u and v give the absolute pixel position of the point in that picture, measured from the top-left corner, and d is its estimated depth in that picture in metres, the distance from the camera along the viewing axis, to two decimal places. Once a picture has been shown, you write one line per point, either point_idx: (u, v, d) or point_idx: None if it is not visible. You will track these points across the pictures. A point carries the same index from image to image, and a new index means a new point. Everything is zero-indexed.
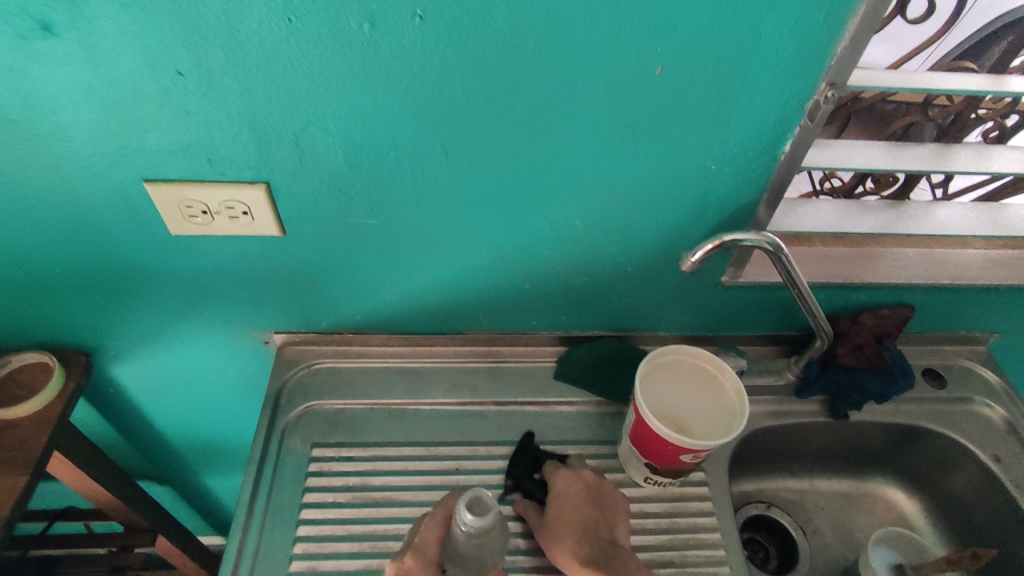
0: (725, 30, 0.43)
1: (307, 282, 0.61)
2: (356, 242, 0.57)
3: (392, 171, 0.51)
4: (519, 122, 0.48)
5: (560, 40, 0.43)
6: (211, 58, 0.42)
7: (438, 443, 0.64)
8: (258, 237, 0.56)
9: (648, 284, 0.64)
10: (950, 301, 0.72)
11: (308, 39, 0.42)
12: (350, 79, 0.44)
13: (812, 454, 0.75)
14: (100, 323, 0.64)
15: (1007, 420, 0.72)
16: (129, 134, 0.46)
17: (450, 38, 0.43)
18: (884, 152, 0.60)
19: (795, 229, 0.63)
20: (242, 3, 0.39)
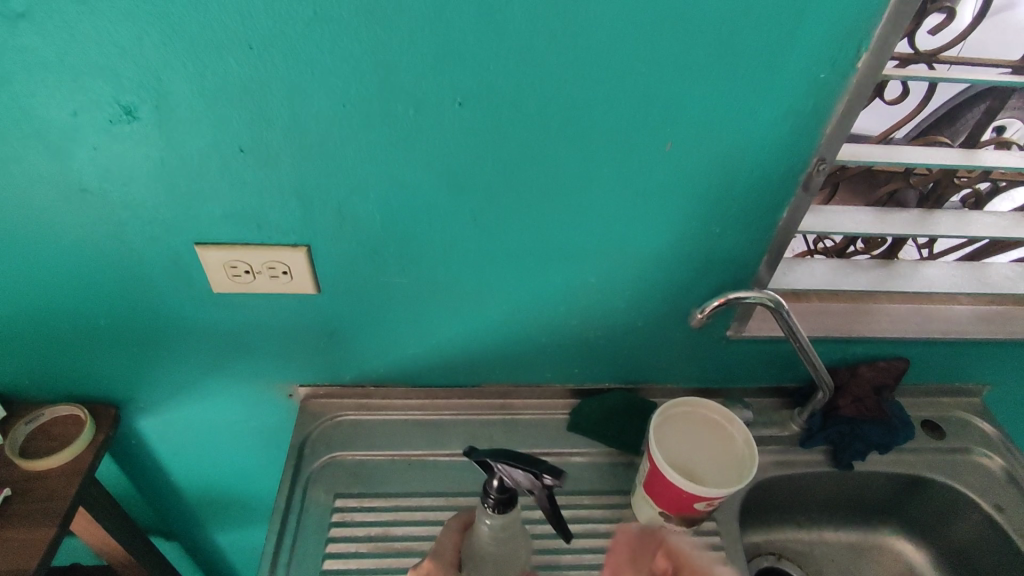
0: (725, 114, 0.49)
1: (335, 337, 0.64)
2: (386, 299, 0.61)
3: (424, 236, 0.55)
4: (541, 192, 0.53)
5: (581, 121, 0.49)
6: (271, 138, 0.48)
7: (456, 494, 0.66)
8: (294, 295, 0.59)
9: (658, 339, 0.67)
10: (943, 355, 0.75)
11: (358, 122, 0.47)
12: (392, 154, 0.49)
13: (818, 506, 0.77)
14: (134, 376, 0.67)
15: (1006, 470, 0.74)
16: (190, 203, 0.51)
17: (484, 121, 0.48)
18: (873, 217, 0.65)
19: (793, 286, 0.68)
20: (306, 93, 0.46)
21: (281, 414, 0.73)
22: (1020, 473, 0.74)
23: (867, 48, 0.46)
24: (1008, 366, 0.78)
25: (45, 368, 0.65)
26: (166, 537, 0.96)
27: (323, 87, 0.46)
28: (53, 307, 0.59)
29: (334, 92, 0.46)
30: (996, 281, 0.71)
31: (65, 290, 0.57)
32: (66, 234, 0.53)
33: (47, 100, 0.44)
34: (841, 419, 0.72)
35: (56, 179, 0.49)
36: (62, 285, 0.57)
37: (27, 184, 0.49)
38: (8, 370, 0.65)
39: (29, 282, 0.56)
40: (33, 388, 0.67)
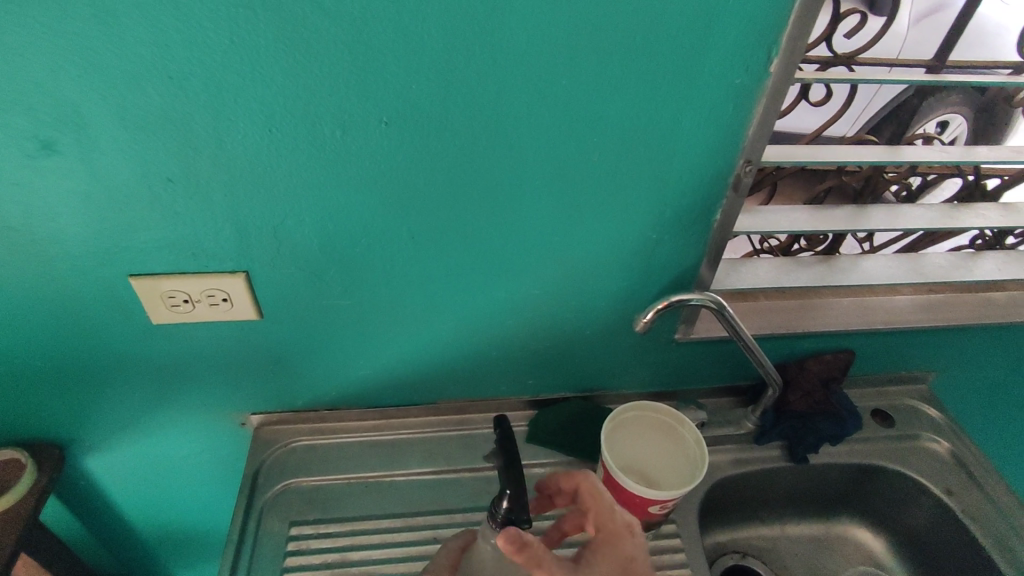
0: (648, 122, 0.50)
1: (282, 363, 0.63)
2: (330, 321, 0.60)
3: (362, 255, 0.55)
4: (476, 207, 0.54)
5: (508, 134, 0.49)
6: (198, 164, 0.47)
7: (414, 514, 0.65)
8: (237, 322, 0.59)
9: (609, 345, 0.68)
10: (887, 344, 0.78)
11: (287, 145, 0.47)
12: (323, 176, 0.49)
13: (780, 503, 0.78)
14: (76, 414, 0.65)
15: (954, 453, 0.77)
16: (120, 235, 0.50)
17: (411, 139, 0.48)
18: (809, 215, 0.67)
19: (738, 285, 0.69)
20: (230, 119, 0.45)
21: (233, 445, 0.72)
22: (967, 455, 0.76)
23: (777, 54, 0.48)
24: (950, 351, 0.81)
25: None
26: None
27: (253, 112, 0.46)
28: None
29: (257, 116, 0.46)
30: (931, 271, 0.74)
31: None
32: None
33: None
34: (793, 414, 0.74)
35: None
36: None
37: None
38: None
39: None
40: None
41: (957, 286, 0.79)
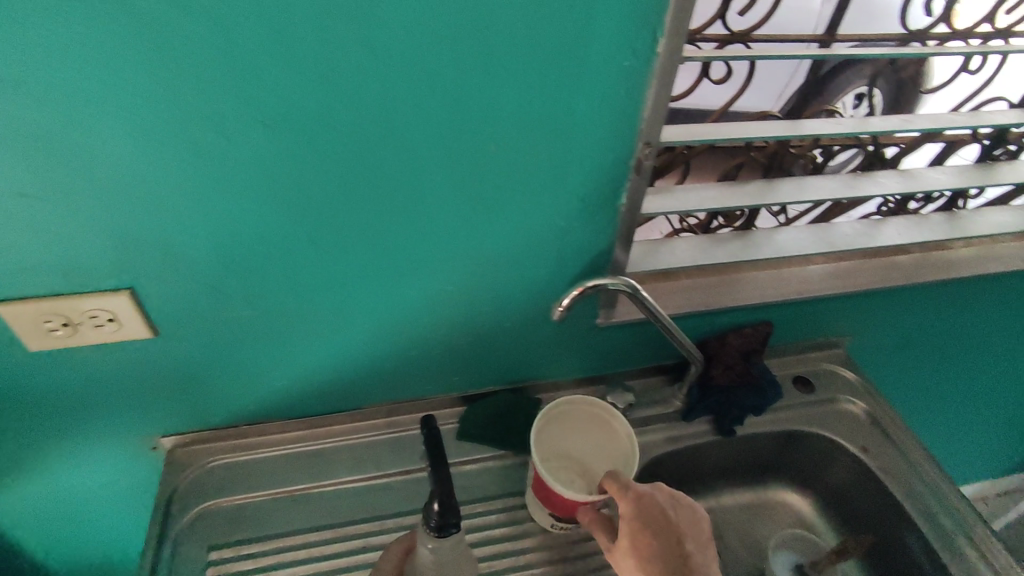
0: (528, 104, 0.60)
1: (203, 347, 0.72)
2: (237, 329, 0.72)
3: (252, 260, 0.66)
4: (353, 202, 0.64)
5: (391, 123, 0.59)
6: (91, 167, 0.56)
7: (342, 524, 0.78)
8: (134, 341, 0.69)
9: (534, 331, 0.82)
10: (775, 314, 0.92)
11: (175, 154, 0.57)
12: (207, 177, 0.59)
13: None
14: (6, 408, 0.72)
15: (869, 412, 0.96)
16: (6, 248, 0.59)
17: (289, 139, 0.58)
18: (708, 194, 0.76)
19: (666, 262, 0.81)
20: (133, 113, 0.53)
21: (192, 471, 0.80)
22: (882, 415, 0.96)
23: (663, 32, 0.57)
24: (860, 315, 1.00)
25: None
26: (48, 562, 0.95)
27: (219, 143, 0.57)
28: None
29: (139, 124, 0.54)
30: (838, 240, 0.89)
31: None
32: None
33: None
34: (718, 389, 0.89)
35: None
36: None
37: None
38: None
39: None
40: None
41: (869, 255, 0.96)
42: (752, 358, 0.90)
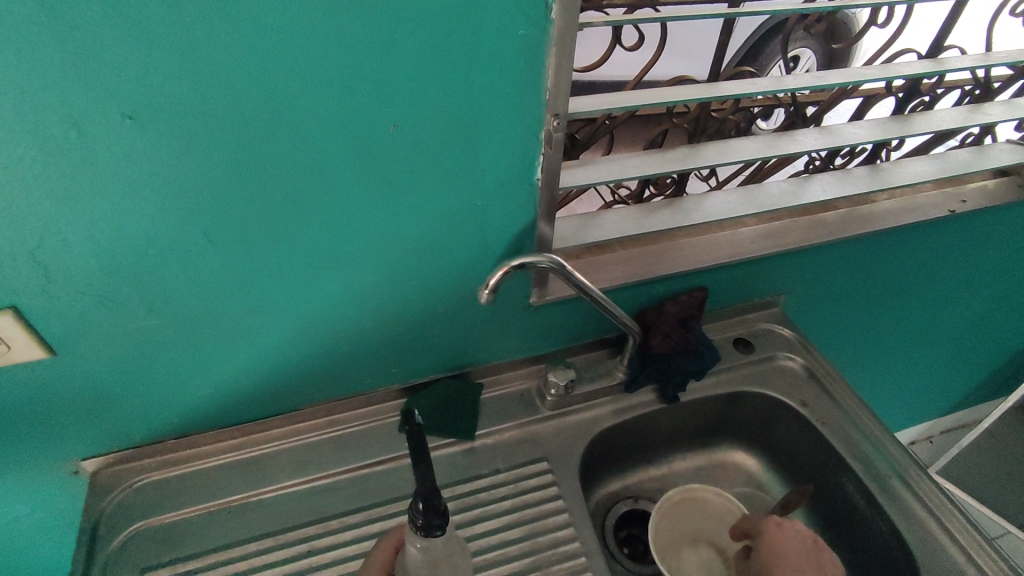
0: (529, 78, 0.59)
1: (326, 313, 0.72)
2: (334, 298, 0.71)
3: (401, 218, 0.66)
4: (425, 166, 0.63)
5: (514, 80, 0.59)
6: (213, 137, 0.54)
7: (515, 469, 0.82)
8: (209, 319, 0.67)
9: (673, 276, 0.89)
10: (875, 244, 1.00)
11: (360, 109, 0.56)
12: (382, 131, 0.58)
13: (822, 447, 0.89)
14: (164, 382, 0.71)
15: (805, 368, 0.96)
16: (77, 226, 0.55)
17: (440, 95, 0.58)
18: (817, 137, 0.89)
19: (811, 196, 0.93)
20: (287, 78, 0.52)
21: (350, 429, 0.84)
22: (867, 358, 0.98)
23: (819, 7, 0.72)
24: (957, 242, 1.06)
25: (152, 347, 0.67)
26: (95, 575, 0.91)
27: (456, 108, 0.59)
28: (189, 279, 0.63)
29: (295, 84, 0.53)
30: (951, 169, 0.98)
31: (208, 263, 0.62)
32: (192, 192, 0.57)
33: (219, 114, 0.53)
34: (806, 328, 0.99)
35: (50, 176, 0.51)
36: (183, 246, 0.60)
37: (185, 178, 0.55)
38: (113, 352, 0.66)
39: (143, 242, 0.58)
40: (48, 412, 0.68)
41: (963, 180, 1.04)
42: (836, 281, 1.03)
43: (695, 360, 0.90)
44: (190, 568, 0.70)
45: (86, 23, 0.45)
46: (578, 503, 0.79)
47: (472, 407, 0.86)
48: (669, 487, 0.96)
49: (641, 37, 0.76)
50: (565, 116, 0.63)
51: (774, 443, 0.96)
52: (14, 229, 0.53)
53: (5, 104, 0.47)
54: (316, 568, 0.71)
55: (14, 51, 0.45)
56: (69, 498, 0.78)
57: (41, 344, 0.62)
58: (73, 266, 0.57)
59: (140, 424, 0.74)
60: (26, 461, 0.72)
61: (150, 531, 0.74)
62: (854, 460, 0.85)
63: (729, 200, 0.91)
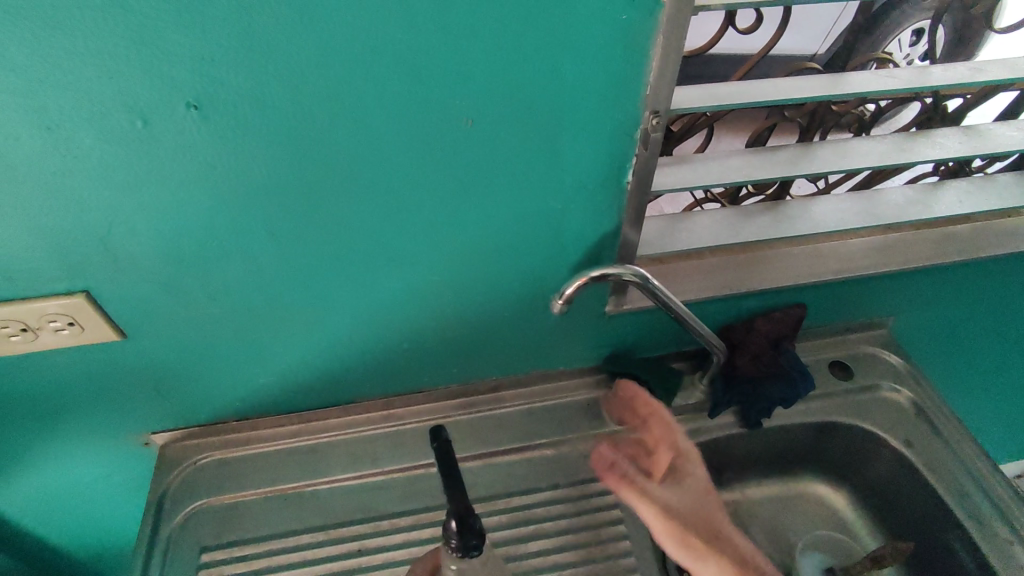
0: (624, 68, 0.52)
1: (388, 307, 0.69)
2: (394, 293, 0.67)
3: (468, 216, 0.61)
4: (499, 163, 0.57)
5: (608, 70, 0.52)
6: (274, 129, 0.50)
7: (574, 484, 0.77)
8: (270, 309, 0.65)
9: (768, 291, 0.80)
10: (1015, 266, 0.85)
11: (430, 100, 0.51)
12: (452, 124, 0.53)
13: (926, 497, 0.79)
14: (226, 368, 0.71)
15: (913, 402, 0.85)
16: (144, 216, 0.54)
17: (517, 86, 0.51)
18: (959, 140, 0.76)
19: (941, 210, 0.80)
20: (353, 65, 0.48)
21: (408, 426, 0.82)
22: None
23: None
24: None
25: (215, 333, 0.66)
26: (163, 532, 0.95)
27: (539, 100, 0.53)
28: (252, 269, 0.61)
29: (363, 72, 0.48)
30: None
31: (272, 256, 0.60)
32: (257, 184, 0.54)
33: (285, 105, 0.49)
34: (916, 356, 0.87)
35: (114, 166, 0.50)
36: (248, 238, 0.58)
37: (247, 169, 0.53)
38: (178, 336, 0.65)
39: (206, 234, 0.56)
40: (119, 387, 0.69)
41: None
42: (960, 304, 0.90)
43: (784, 386, 0.80)
44: (245, 553, 0.71)
45: (147, 7, 0.42)
46: (641, 531, 0.74)
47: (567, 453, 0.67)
48: (742, 515, 0.89)
49: (758, 19, 0.66)
50: (665, 113, 0.55)
51: (868, 483, 0.86)
52: (84, 217, 0.52)
53: (71, 91, 0.45)
54: (367, 568, 0.70)
55: (80, 37, 0.42)
56: (138, 465, 0.81)
57: (112, 328, 0.62)
58: (139, 255, 0.57)
59: (203, 405, 0.75)
60: (102, 429, 0.75)
61: (210, 510, 0.75)
62: (966, 518, 0.75)
63: (841, 209, 0.80)
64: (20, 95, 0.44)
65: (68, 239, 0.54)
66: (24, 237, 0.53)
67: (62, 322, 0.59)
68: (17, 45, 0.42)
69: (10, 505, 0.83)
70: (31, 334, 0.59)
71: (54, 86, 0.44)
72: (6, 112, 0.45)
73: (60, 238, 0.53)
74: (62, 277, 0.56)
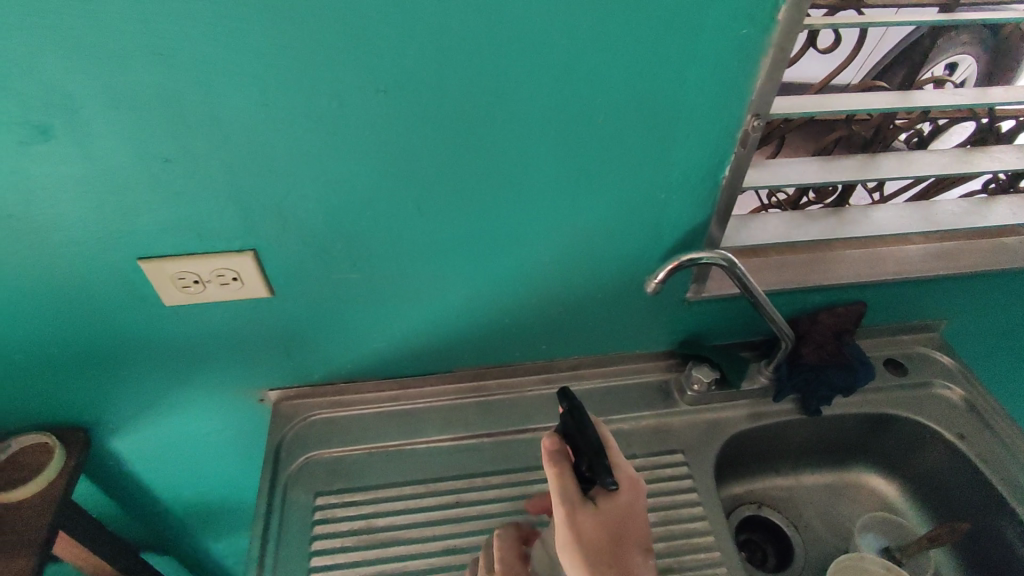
0: (735, 75, 0.60)
1: (496, 284, 0.77)
2: (505, 269, 0.76)
3: (581, 200, 0.70)
4: (616, 154, 0.66)
5: (722, 77, 0.60)
6: (439, 115, 0.60)
7: (649, 456, 0.85)
8: (397, 279, 0.74)
9: (832, 288, 0.87)
10: None
11: (569, 95, 0.60)
12: (583, 116, 0.62)
13: (980, 487, 0.84)
14: (349, 331, 0.79)
15: (966, 399, 0.91)
16: (318, 186, 0.63)
17: (644, 87, 0.60)
18: (1014, 156, 0.83)
19: (994, 220, 0.87)
20: (513, 63, 0.57)
21: (495, 397, 0.90)
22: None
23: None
24: None
25: (346, 298, 0.75)
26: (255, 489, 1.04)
27: (660, 99, 0.61)
28: (391, 239, 0.69)
29: (521, 69, 0.57)
30: None
31: (411, 229, 0.69)
32: (414, 158, 0.63)
33: (451, 95, 0.58)
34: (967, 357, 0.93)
35: (305, 140, 0.59)
36: (394, 210, 0.67)
37: (409, 149, 0.62)
38: (316, 299, 0.74)
39: (363, 206, 0.66)
40: (254, 344, 0.78)
41: None
42: (1007, 312, 0.96)
43: (846, 374, 0.87)
44: (355, 500, 0.79)
45: (364, 7, 0.51)
46: (712, 500, 0.81)
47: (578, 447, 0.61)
48: (797, 501, 0.96)
49: (837, 40, 0.75)
50: (766, 117, 0.63)
51: (919, 475, 0.92)
52: (270, 185, 0.62)
53: (289, 76, 0.54)
54: (466, 518, 0.78)
55: (307, 31, 0.52)
56: (252, 420, 0.89)
57: (265, 287, 0.71)
58: (303, 222, 0.66)
59: (320, 366, 0.83)
60: (229, 383, 0.83)
61: (322, 462, 0.83)
62: (1017, 505, 0.81)
63: (902, 215, 0.87)
64: (248, 77, 0.54)
65: (250, 204, 0.63)
66: (218, 202, 0.62)
67: (228, 277, 0.68)
68: (257, 35, 0.51)
69: (131, 451, 0.92)
70: (202, 286, 0.68)
71: (277, 71, 0.54)
72: (232, 89, 0.54)
73: (246, 201, 0.62)
74: (237, 239, 0.66)
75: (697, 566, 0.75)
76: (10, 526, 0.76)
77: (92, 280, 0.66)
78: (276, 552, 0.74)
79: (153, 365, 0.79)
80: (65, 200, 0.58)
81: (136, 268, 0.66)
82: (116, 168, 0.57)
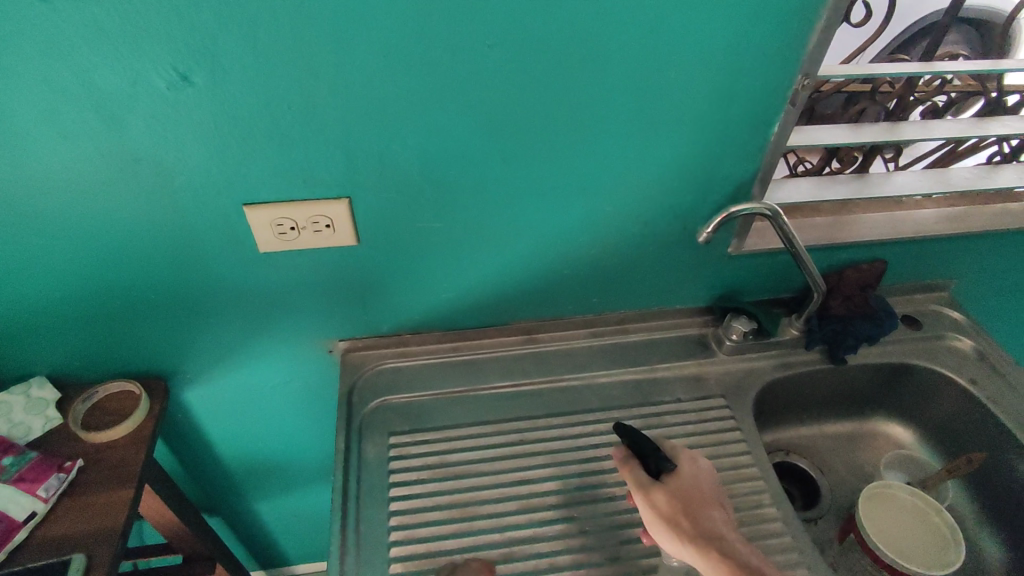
0: (789, 36, 0.69)
1: (560, 236, 0.84)
2: (569, 222, 0.82)
3: (645, 155, 0.77)
4: (681, 110, 0.73)
5: (777, 38, 0.69)
6: (533, 69, 0.67)
7: (693, 400, 0.92)
8: (471, 229, 0.80)
9: (857, 245, 0.95)
10: None
11: (646, 54, 0.68)
12: (656, 73, 0.69)
13: (991, 425, 0.92)
14: (421, 281, 0.85)
15: (976, 348, 0.99)
16: (417, 136, 0.69)
17: (711, 47, 0.68)
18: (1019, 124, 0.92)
19: (1002, 184, 0.96)
20: (602, 22, 0.64)
21: (548, 349, 0.96)
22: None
23: None
24: None
25: (424, 247, 0.81)
26: (310, 444, 1.09)
27: (723, 58, 0.69)
28: (474, 189, 0.76)
29: (607, 28, 0.65)
30: None
31: (492, 179, 0.75)
32: (506, 111, 0.70)
33: (546, 51, 0.65)
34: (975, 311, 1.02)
35: (412, 91, 0.66)
36: (480, 161, 0.73)
37: (502, 101, 0.69)
38: (397, 248, 0.80)
39: (453, 155, 0.72)
40: (334, 293, 0.84)
41: None
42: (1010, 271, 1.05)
43: (871, 325, 0.95)
44: (426, 438, 0.85)
45: None
46: (753, 437, 0.88)
47: (640, 449, 0.74)
48: (824, 448, 1.04)
49: (867, 14, 0.83)
50: (815, 77, 0.72)
51: (934, 421, 1.01)
52: (374, 132, 0.68)
53: (409, 30, 0.61)
54: (531, 453, 0.84)
55: None
56: (319, 371, 0.95)
57: (353, 235, 0.77)
58: (398, 171, 0.72)
59: (390, 316, 0.90)
60: (305, 334, 0.89)
61: (392, 406, 0.89)
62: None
63: (920, 179, 0.96)
64: (374, 29, 0.61)
65: (354, 151, 0.69)
66: (326, 148, 0.68)
67: (322, 224, 0.74)
68: None
69: (202, 403, 0.96)
70: (298, 232, 0.74)
71: (399, 24, 0.61)
72: (357, 41, 0.61)
73: (352, 149, 0.69)
74: (335, 185, 0.72)
75: (744, 492, 0.82)
76: (105, 461, 0.81)
77: (203, 224, 0.72)
78: (356, 484, 0.80)
79: (239, 313, 0.84)
80: (194, 145, 0.65)
81: (241, 213, 0.72)
82: (244, 116, 0.64)
